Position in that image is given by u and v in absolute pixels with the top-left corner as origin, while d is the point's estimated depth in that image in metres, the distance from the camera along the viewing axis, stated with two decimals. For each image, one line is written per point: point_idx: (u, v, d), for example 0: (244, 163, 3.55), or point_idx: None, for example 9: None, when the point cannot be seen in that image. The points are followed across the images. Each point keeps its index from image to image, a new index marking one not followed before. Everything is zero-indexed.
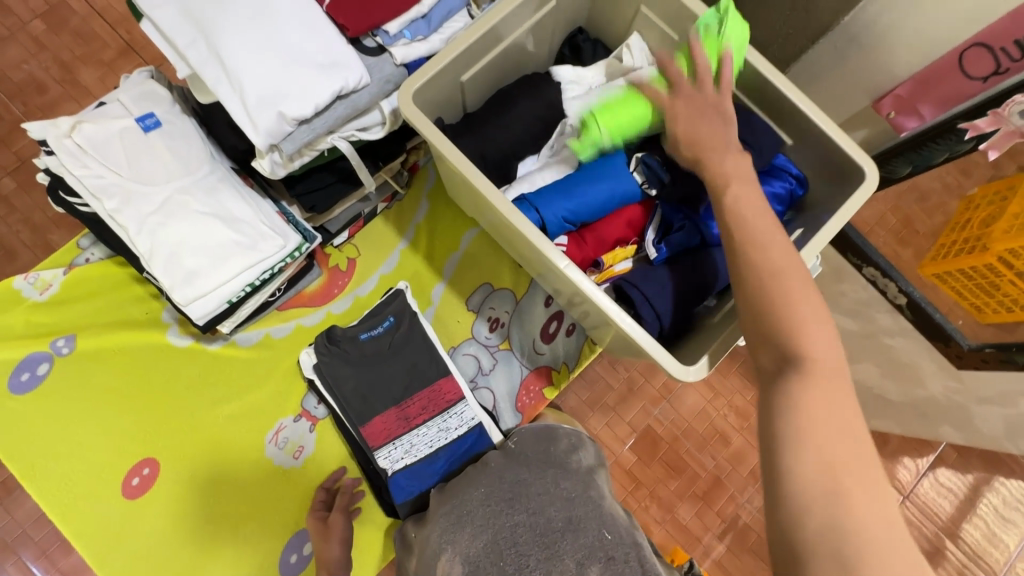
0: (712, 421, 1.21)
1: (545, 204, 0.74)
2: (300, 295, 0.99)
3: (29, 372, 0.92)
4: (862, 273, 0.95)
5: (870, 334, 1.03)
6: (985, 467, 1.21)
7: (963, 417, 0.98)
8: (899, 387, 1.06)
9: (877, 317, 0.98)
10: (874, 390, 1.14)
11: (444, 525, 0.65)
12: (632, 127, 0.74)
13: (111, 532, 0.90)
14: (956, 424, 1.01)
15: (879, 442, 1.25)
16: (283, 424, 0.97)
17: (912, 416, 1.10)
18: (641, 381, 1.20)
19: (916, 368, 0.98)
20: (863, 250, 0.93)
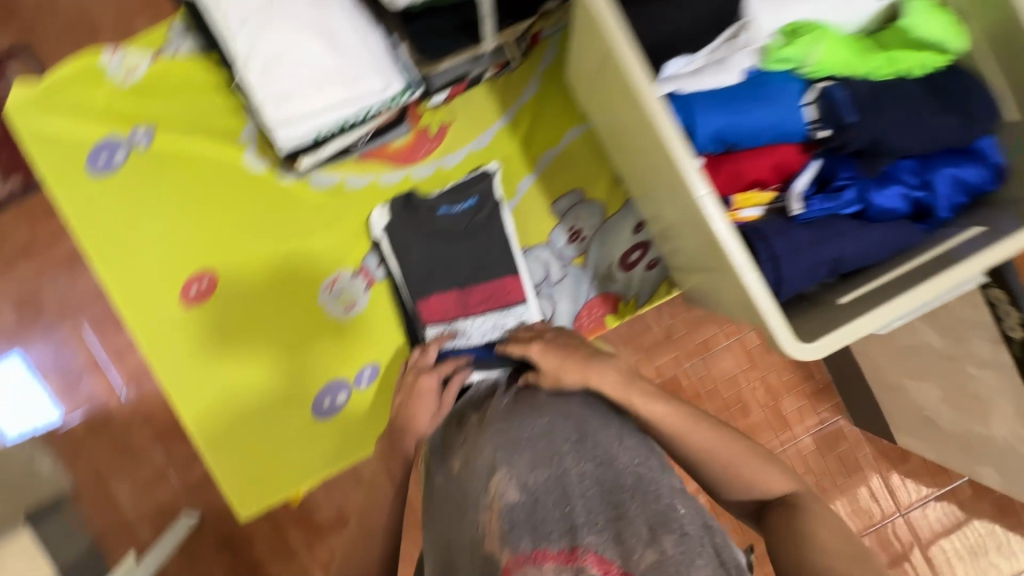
0: (739, 388, 1.34)
1: (698, 111, 0.63)
2: (383, 149, 0.92)
3: (106, 155, 0.90)
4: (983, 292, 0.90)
5: (954, 357, 1.02)
6: (984, 509, 1.30)
7: (1014, 463, 1.04)
8: (957, 416, 1.09)
9: (972, 342, 0.97)
10: (925, 411, 1.16)
11: (501, 440, 0.59)
12: (837, 65, 0.64)
13: (165, 331, 0.93)
14: (1000, 468, 1.07)
15: (900, 458, 1.34)
16: (340, 275, 0.95)
17: (951, 445, 1.15)
18: (681, 331, 1.33)
19: (990, 405, 1.00)
20: (1002, 271, 0.84)
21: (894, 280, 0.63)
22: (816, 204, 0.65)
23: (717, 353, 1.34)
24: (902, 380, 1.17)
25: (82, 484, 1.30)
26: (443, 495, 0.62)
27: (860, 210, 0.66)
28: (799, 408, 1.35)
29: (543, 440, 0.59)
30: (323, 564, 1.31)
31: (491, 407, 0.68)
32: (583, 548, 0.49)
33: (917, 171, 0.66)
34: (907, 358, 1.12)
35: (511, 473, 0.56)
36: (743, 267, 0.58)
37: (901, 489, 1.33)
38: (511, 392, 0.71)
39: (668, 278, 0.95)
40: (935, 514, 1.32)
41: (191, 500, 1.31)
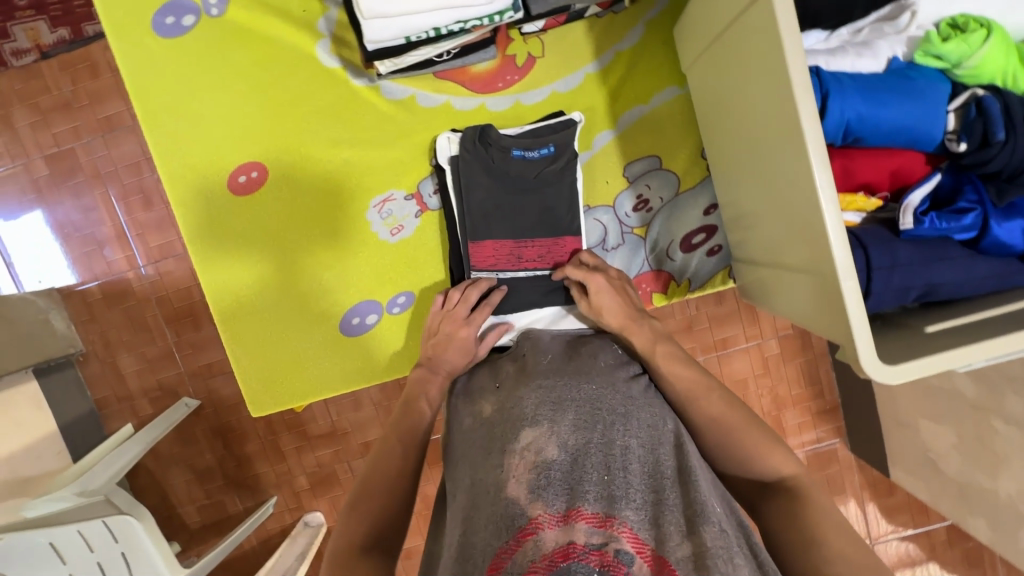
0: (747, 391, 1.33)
1: (838, 91, 0.57)
2: (463, 70, 0.86)
3: (173, 18, 0.85)
4: None
5: (982, 409, 0.97)
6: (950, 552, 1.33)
7: (1009, 522, 1.01)
8: (965, 466, 1.06)
9: (1006, 399, 0.92)
10: (932, 454, 1.14)
11: (543, 394, 0.56)
12: (994, 74, 0.58)
13: (207, 214, 0.90)
14: (991, 520, 1.05)
15: (885, 491, 1.36)
16: (393, 195, 0.91)
17: (951, 494, 1.12)
18: (703, 324, 1.30)
19: (1004, 461, 0.96)
20: None
21: (988, 319, 0.58)
22: (930, 221, 0.60)
23: (732, 354, 1.33)
24: (916, 419, 1.14)
25: (91, 348, 1.31)
26: (468, 432, 0.61)
27: (974, 238, 0.60)
28: (800, 422, 1.36)
29: (588, 405, 0.55)
30: (307, 473, 1.34)
31: (531, 359, 0.66)
32: (619, 521, 0.46)
33: None
34: (928, 398, 1.09)
35: (552, 428, 0.53)
36: (843, 272, 0.54)
37: (875, 521, 1.35)
38: (553, 349, 0.69)
39: (727, 268, 0.91)
40: (900, 551, 1.36)
41: (192, 386, 1.32)
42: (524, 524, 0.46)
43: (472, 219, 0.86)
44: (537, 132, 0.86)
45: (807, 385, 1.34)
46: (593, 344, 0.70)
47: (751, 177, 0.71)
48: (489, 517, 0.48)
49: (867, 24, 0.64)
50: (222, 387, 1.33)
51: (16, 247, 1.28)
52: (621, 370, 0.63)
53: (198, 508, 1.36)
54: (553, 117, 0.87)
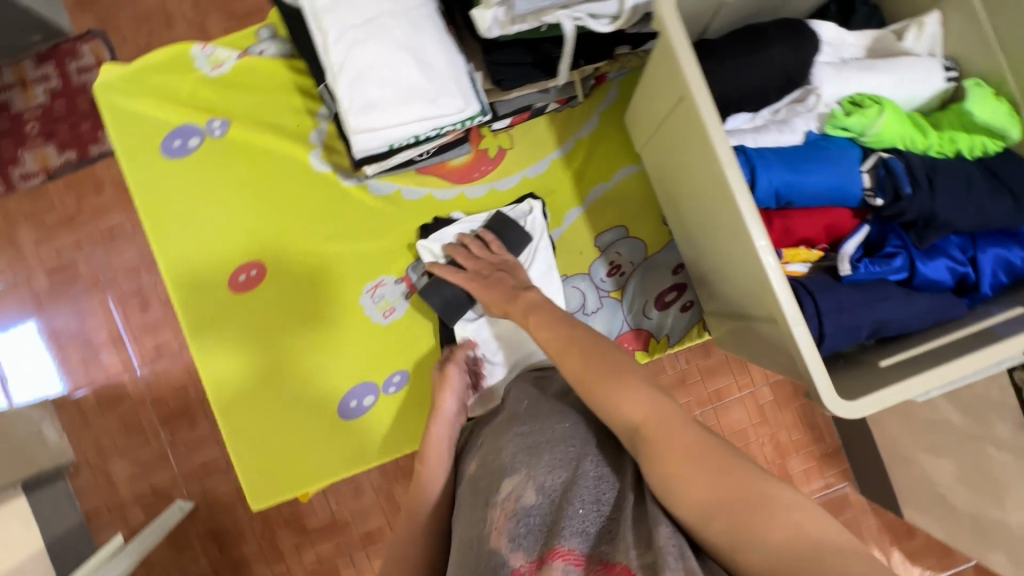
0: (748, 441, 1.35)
1: (764, 165, 0.66)
2: (442, 165, 0.96)
3: (181, 140, 0.95)
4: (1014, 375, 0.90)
5: (977, 438, 1.01)
6: None
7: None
8: (973, 499, 1.06)
9: (998, 425, 0.96)
10: (938, 489, 1.14)
11: (519, 443, 0.61)
12: (892, 140, 0.68)
13: (209, 312, 0.95)
14: (1011, 555, 1.02)
15: (905, 536, 1.33)
16: (384, 280, 0.97)
17: (967, 531, 1.11)
18: (696, 377, 1.34)
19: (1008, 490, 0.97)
20: None
21: (932, 349, 0.65)
22: (865, 266, 0.68)
23: (728, 405, 1.36)
24: (918, 455, 1.16)
25: (83, 457, 1.31)
26: (458, 492, 0.65)
27: (907, 277, 0.68)
28: (806, 469, 1.36)
29: (559, 443, 0.59)
30: (309, 571, 1.30)
31: (511, 411, 0.70)
32: (594, 556, 0.49)
33: (964, 248, 0.68)
34: (926, 433, 1.12)
35: (527, 474, 0.56)
36: (792, 319, 0.60)
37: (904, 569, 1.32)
38: (530, 394, 0.72)
39: (701, 321, 0.97)
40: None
41: (187, 488, 1.31)
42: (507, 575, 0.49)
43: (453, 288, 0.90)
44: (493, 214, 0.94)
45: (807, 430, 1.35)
46: (565, 383, 0.73)
47: (707, 241, 0.79)
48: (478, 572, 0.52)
49: (784, 104, 0.75)
50: (216, 486, 1.31)
51: (13, 363, 1.32)
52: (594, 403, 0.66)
53: None
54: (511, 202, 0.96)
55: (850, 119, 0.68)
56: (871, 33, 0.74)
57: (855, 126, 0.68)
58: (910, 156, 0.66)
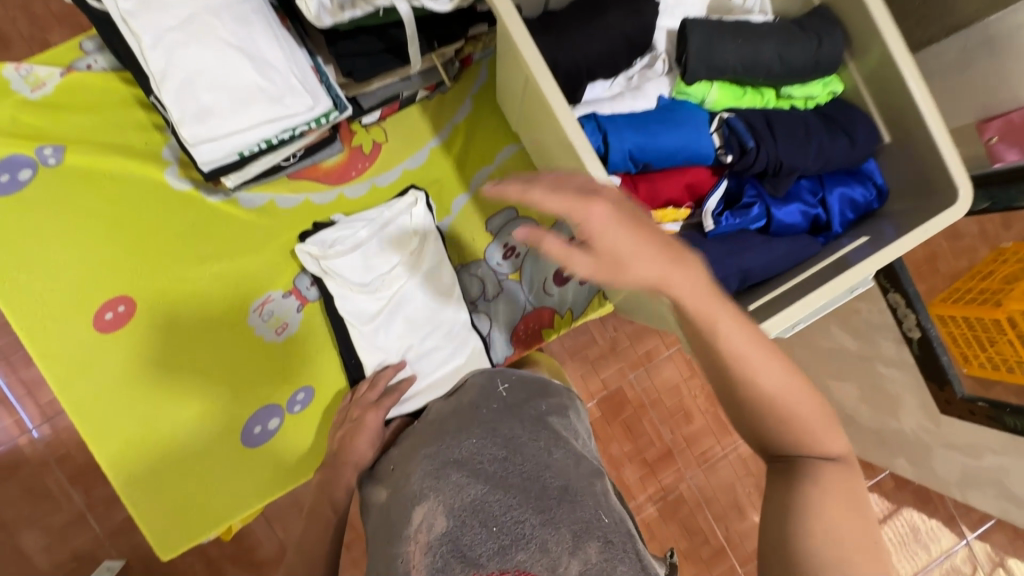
0: (681, 398, 1.36)
1: (615, 130, 0.66)
2: (315, 167, 0.92)
3: (9, 175, 0.84)
4: (886, 297, 0.98)
5: (867, 358, 1.09)
6: None
7: (924, 455, 1.10)
8: (874, 415, 1.16)
9: (882, 344, 1.04)
10: (847, 410, 1.24)
11: (427, 466, 0.59)
12: (732, 101, 0.72)
13: (76, 360, 0.86)
14: (912, 457, 1.13)
15: None
16: (272, 296, 0.92)
17: (873, 441, 1.22)
18: (625, 343, 1.35)
19: (898, 401, 1.07)
20: (897, 276, 0.95)
21: (794, 286, 0.68)
22: (726, 220, 0.70)
23: (660, 362, 1.37)
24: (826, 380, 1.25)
25: None
26: (372, 519, 0.63)
27: (766, 225, 0.71)
28: None
29: (469, 462, 0.59)
30: None
31: (424, 428, 0.70)
32: (511, 570, 0.52)
33: (815, 190, 0.72)
34: (827, 360, 1.21)
35: (438, 499, 0.56)
36: (658, 278, 0.61)
37: None
38: (445, 410, 0.72)
39: (600, 291, 0.99)
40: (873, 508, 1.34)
41: (114, 546, 1.21)
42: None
43: (345, 296, 0.87)
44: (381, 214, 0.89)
45: None
46: (476, 391, 0.73)
47: None
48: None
49: (636, 70, 0.75)
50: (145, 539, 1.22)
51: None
52: (502, 409, 0.68)
53: None
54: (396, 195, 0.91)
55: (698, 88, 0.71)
56: None
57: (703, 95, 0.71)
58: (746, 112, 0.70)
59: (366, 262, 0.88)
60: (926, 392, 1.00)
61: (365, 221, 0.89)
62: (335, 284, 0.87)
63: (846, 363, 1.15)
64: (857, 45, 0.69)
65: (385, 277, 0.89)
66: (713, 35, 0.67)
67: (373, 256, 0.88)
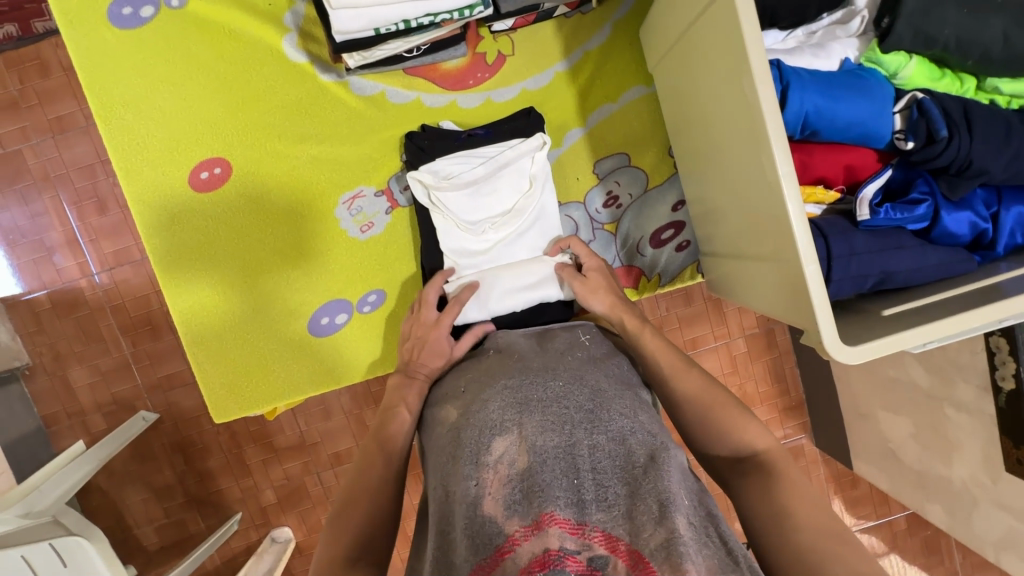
0: None
1: (798, 83, 0.59)
2: (434, 67, 0.86)
3: (131, 8, 0.81)
4: (986, 338, 0.87)
5: (936, 397, 1.01)
6: (920, 550, 1.38)
7: (964, 507, 1.04)
8: (922, 456, 1.09)
9: (958, 385, 0.96)
10: (890, 444, 1.17)
11: (509, 399, 0.56)
12: (926, 83, 0.63)
13: (167, 211, 0.86)
14: (947, 507, 1.07)
15: (848, 484, 1.39)
16: (363, 192, 0.89)
17: (910, 483, 1.15)
18: (674, 324, 1.32)
19: (956, 447, 1.00)
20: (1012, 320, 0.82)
21: (940, 301, 0.61)
22: (884, 212, 0.63)
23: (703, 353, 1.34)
24: (876, 411, 1.17)
25: (39, 361, 1.24)
26: (438, 439, 0.60)
27: (926, 228, 0.64)
28: (768, 420, 1.38)
29: (553, 403, 0.55)
30: (275, 487, 1.29)
31: (500, 359, 0.65)
32: (590, 526, 0.46)
33: (988, 202, 0.64)
34: (885, 389, 1.12)
35: (519, 435, 0.52)
36: (805, 257, 0.56)
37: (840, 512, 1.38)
38: (525, 349, 0.67)
39: (695, 263, 0.93)
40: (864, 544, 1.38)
41: (150, 400, 1.26)
42: (500, 542, 0.46)
43: (451, 232, 0.83)
44: (501, 154, 0.82)
45: (773, 382, 1.37)
46: (559, 342, 0.69)
47: (717, 173, 0.73)
48: (463, 532, 0.48)
49: (821, 26, 0.67)
50: (182, 399, 1.27)
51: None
52: (588, 363, 0.63)
53: (157, 527, 1.30)
54: (520, 134, 0.85)
55: (893, 57, 0.62)
56: None
57: (896, 66, 0.63)
58: (940, 95, 0.61)
59: (476, 201, 0.82)
60: (996, 445, 0.92)
61: (482, 156, 0.83)
62: (443, 217, 0.82)
63: (910, 398, 1.06)
64: None
65: (493, 220, 0.83)
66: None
67: (484, 196, 0.83)
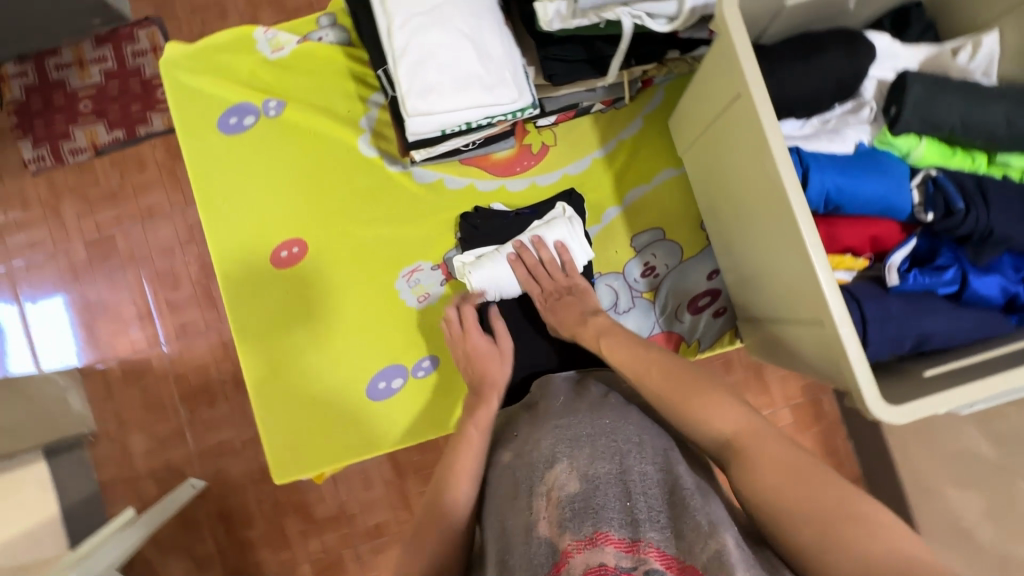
0: None
1: (817, 165, 0.66)
2: (486, 158, 0.99)
3: (237, 118, 0.99)
4: None
5: None
6: None
7: None
8: None
9: None
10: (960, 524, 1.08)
11: (560, 434, 0.59)
12: (938, 159, 0.69)
13: (250, 284, 0.98)
14: None
15: None
16: (421, 266, 0.99)
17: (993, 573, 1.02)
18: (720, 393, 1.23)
19: None
20: None
21: (978, 362, 0.64)
22: (914, 276, 0.67)
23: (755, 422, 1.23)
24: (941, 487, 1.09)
25: (103, 428, 1.33)
26: (495, 482, 0.63)
27: (957, 292, 0.67)
28: None
29: (603, 436, 0.57)
30: (313, 560, 1.30)
31: (548, 405, 0.69)
32: (645, 543, 0.47)
33: (1017, 266, 0.67)
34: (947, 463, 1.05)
35: (572, 464, 0.54)
36: (838, 319, 0.60)
37: None
38: (569, 396, 0.71)
39: (733, 328, 0.97)
40: None
41: (201, 467, 1.32)
42: (562, 564, 0.47)
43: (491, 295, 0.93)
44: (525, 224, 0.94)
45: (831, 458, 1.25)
46: (598, 388, 0.72)
47: (750, 244, 0.78)
48: (526, 560, 0.49)
49: (835, 113, 0.75)
50: (229, 467, 1.32)
51: (50, 326, 1.36)
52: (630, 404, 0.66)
53: None
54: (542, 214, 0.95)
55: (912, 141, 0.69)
56: (927, 50, 0.73)
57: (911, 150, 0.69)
58: (951, 173, 0.67)
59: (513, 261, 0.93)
60: None
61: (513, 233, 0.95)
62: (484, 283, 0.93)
63: None
64: None
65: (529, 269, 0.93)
66: (936, 89, 0.66)
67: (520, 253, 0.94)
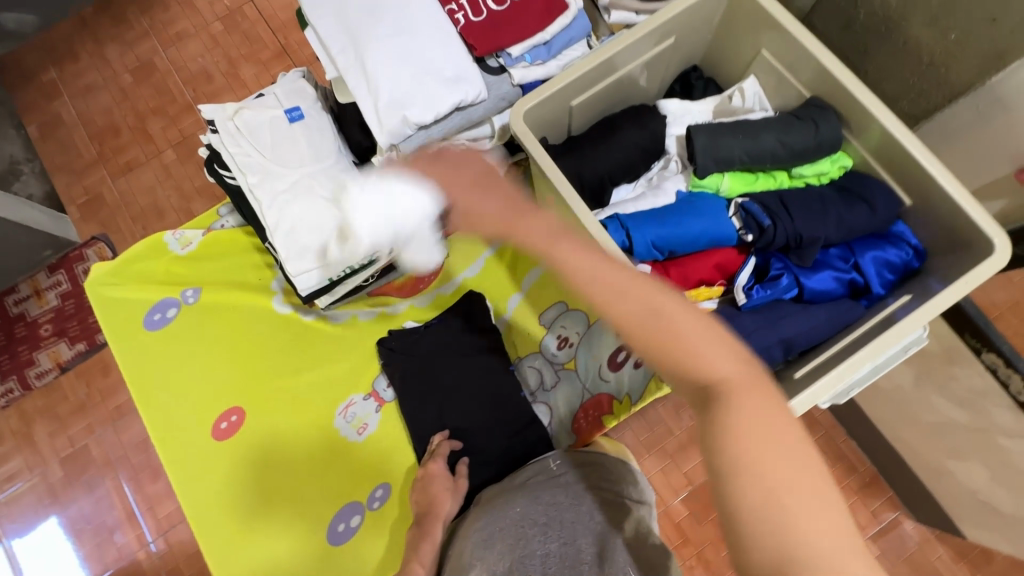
0: None
1: (636, 226, 0.75)
2: (390, 284, 1.07)
3: (160, 313, 1.07)
4: (981, 358, 0.77)
5: (982, 429, 0.84)
6: None
7: None
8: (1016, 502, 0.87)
9: (993, 411, 0.80)
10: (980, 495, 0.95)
11: (478, 537, 0.71)
12: (746, 186, 0.79)
13: (196, 464, 1.01)
14: None
15: None
16: (354, 399, 1.04)
17: None
18: None
19: None
20: (986, 332, 0.75)
21: (838, 352, 0.69)
22: (758, 292, 0.74)
23: None
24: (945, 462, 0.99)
25: None
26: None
27: (799, 293, 0.74)
28: (850, 508, 1.17)
29: (513, 527, 0.70)
30: None
31: (485, 502, 0.81)
32: None
33: (846, 256, 0.75)
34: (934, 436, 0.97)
35: (483, 567, 0.66)
36: None
37: None
38: (504, 488, 0.82)
39: (656, 375, 0.98)
40: None
41: None
42: None
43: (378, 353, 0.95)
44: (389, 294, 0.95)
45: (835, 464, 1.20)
46: (532, 473, 0.83)
47: None
48: None
49: (654, 171, 0.85)
50: None
51: (41, 556, 1.35)
52: (550, 483, 0.77)
53: None
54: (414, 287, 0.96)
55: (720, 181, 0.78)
56: (711, 100, 0.85)
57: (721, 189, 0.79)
58: (756, 195, 0.77)
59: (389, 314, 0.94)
60: None
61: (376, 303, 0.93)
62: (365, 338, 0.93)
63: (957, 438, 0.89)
64: (855, 120, 0.74)
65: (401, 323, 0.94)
66: (715, 135, 0.76)
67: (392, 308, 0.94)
